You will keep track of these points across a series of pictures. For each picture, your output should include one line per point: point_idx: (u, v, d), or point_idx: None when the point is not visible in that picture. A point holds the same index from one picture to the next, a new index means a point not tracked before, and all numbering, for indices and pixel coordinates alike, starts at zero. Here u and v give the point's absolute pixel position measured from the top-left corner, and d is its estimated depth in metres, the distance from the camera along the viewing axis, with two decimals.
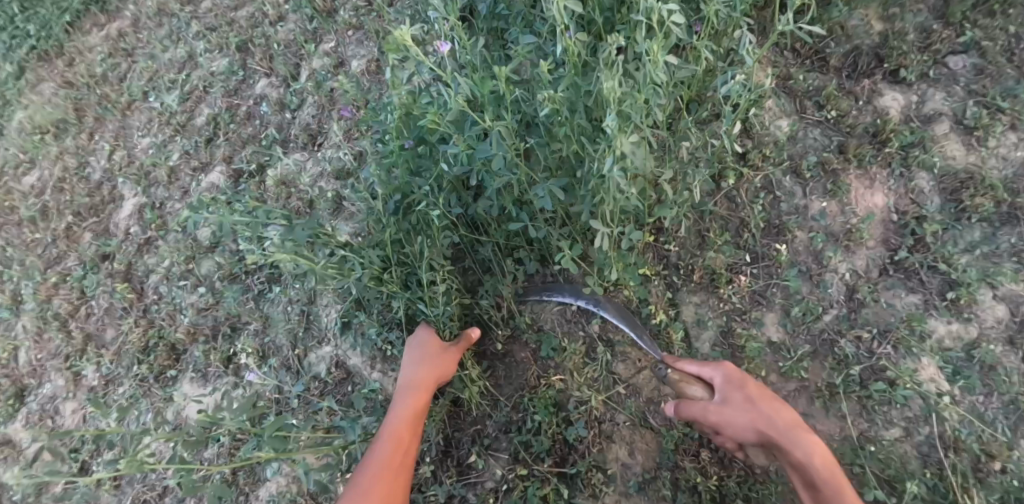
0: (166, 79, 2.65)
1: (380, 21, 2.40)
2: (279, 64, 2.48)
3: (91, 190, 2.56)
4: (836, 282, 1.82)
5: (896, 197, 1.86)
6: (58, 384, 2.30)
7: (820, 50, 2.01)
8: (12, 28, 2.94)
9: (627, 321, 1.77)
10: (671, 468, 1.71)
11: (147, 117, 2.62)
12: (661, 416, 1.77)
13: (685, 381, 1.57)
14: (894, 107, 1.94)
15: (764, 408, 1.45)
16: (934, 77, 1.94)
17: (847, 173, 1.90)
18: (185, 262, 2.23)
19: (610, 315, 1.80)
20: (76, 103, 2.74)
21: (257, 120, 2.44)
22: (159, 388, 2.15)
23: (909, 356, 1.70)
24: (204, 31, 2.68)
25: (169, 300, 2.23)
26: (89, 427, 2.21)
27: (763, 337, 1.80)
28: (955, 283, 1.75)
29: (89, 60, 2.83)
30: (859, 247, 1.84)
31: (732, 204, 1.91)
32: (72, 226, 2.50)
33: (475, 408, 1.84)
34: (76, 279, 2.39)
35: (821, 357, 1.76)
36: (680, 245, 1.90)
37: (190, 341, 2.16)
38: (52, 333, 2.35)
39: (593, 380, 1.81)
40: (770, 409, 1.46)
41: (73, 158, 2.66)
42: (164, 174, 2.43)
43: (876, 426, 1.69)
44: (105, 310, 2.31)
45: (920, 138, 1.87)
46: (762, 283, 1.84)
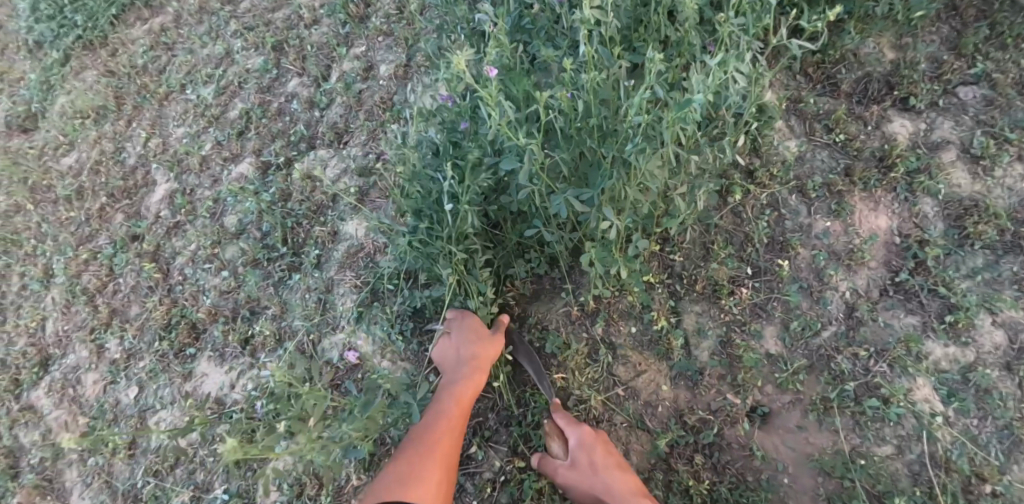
0: (203, 73, 2.78)
1: (409, 29, 2.51)
2: (311, 65, 2.59)
3: (126, 174, 2.68)
4: (836, 300, 1.87)
5: (899, 220, 1.91)
6: (82, 356, 2.40)
7: (832, 75, 2.08)
8: (60, 18, 3.14)
9: (542, 375, 1.85)
10: (664, 470, 1.77)
11: (182, 108, 2.74)
12: (657, 419, 1.83)
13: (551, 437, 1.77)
14: (902, 133, 1.99)
15: (606, 477, 1.59)
16: (943, 106, 2.00)
17: (851, 195, 1.95)
18: (211, 246, 2.34)
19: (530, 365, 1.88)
20: (116, 91, 2.90)
21: (287, 117, 2.54)
22: (177, 364, 2.24)
23: (905, 375, 1.74)
24: (242, 30, 2.82)
25: (192, 282, 2.33)
26: (109, 398, 2.31)
27: (761, 349, 1.84)
28: (954, 307, 1.78)
29: (131, 52, 2.99)
30: (861, 267, 1.89)
31: (738, 219, 1.97)
32: (106, 206, 2.63)
33: (479, 399, 1.91)
34: (105, 257, 2.51)
35: (817, 371, 1.80)
36: (684, 255, 1.96)
37: (209, 321, 2.25)
38: (80, 306, 2.46)
39: (593, 381, 1.87)
40: (613, 479, 1.58)
41: (111, 143, 2.78)
42: (196, 162, 2.53)
43: (868, 441, 1.70)
44: (131, 287, 2.42)
45: (926, 164, 1.92)
46: (762, 296, 1.89)
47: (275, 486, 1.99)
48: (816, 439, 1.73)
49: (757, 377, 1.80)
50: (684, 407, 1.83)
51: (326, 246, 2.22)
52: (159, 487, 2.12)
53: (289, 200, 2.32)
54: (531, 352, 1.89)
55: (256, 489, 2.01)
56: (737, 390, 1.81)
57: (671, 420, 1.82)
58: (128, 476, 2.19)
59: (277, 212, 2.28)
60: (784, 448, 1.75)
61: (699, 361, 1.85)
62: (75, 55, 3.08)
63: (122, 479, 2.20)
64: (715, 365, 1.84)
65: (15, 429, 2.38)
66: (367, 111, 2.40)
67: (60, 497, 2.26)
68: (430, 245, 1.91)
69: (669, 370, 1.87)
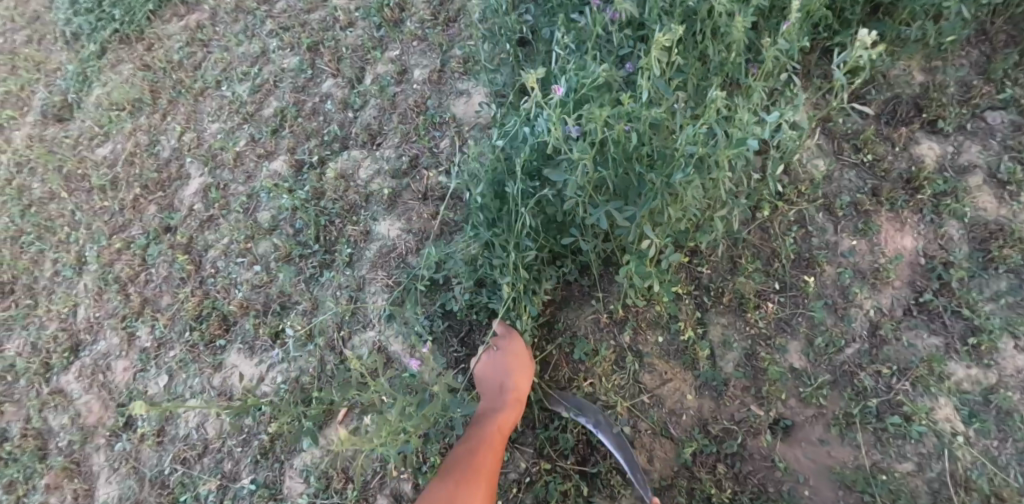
0: (238, 70, 2.81)
1: (445, 35, 2.55)
2: (346, 66, 2.62)
3: (160, 166, 2.72)
4: (861, 317, 1.90)
5: (925, 242, 1.94)
6: (113, 342, 2.45)
7: (862, 95, 2.11)
8: (99, 11, 3.20)
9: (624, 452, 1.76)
10: (688, 478, 1.81)
11: (217, 104, 2.76)
12: (681, 427, 1.87)
13: None
14: (929, 155, 2.02)
15: None
16: (971, 130, 2.03)
17: (878, 215, 1.99)
18: (245, 241, 2.39)
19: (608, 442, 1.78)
20: (152, 85, 2.93)
21: (321, 117, 2.57)
22: (208, 355, 2.29)
23: (926, 394, 1.77)
24: (277, 30, 2.85)
25: (224, 275, 2.38)
26: (138, 385, 2.35)
27: (785, 363, 1.87)
28: (977, 329, 1.81)
29: (167, 47, 3.03)
30: (885, 287, 1.92)
31: (765, 234, 2.01)
32: (140, 197, 2.67)
33: None
34: (139, 246, 2.56)
35: (840, 387, 1.83)
36: (712, 268, 1.99)
37: (240, 314, 2.30)
38: (112, 294, 2.51)
39: (619, 387, 1.91)
40: None
41: (145, 135, 2.82)
42: (230, 157, 2.58)
43: (889, 458, 1.73)
44: (164, 277, 2.47)
45: (953, 188, 1.95)
46: (788, 311, 1.92)
47: (302, 478, 2.03)
48: (838, 453, 1.76)
49: (781, 390, 1.84)
50: (708, 417, 1.86)
51: (358, 245, 2.27)
52: (186, 474, 2.16)
53: (322, 198, 2.37)
54: (609, 426, 1.80)
55: (282, 481, 2.05)
56: (761, 402, 1.84)
57: (695, 429, 1.85)
58: (155, 462, 2.23)
59: (310, 211, 2.34)
60: (805, 460, 1.78)
61: (724, 372, 1.89)
62: (112, 48, 3.13)
63: (149, 465, 2.24)
64: (740, 377, 1.87)
65: (44, 411, 2.42)
66: (402, 114, 2.44)
67: (86, 480, 2.30)
68: (469, 249, 1.99)
69: (694, 380, 1.90)
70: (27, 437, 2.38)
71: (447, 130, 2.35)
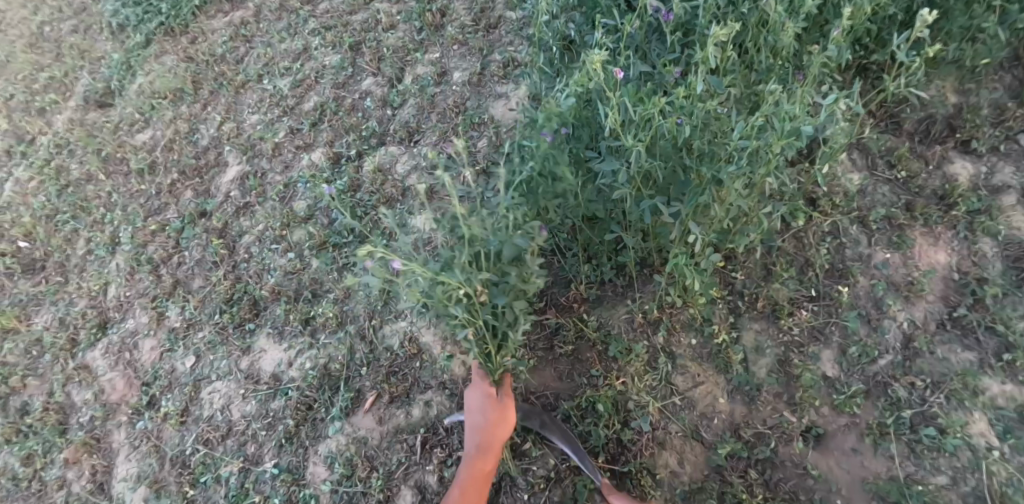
0: (280, 66, 2.86)
1: (486, 40, 2.60)
2: (387, 66, 2.66)
3: (198, 153, 2.77)
4: (894, 329, 1.90)
5: (959, 257, 1.95)
6: (142, 321, 2.47)
7: (895, 114, 2.15)
8: (147, 5, 3.30)
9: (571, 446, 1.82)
10: (719, 481, 1.79)
11: (258, 96, 2.82)
12: (713, 430, 1.86)
13: None
14: (963, 175, 2.04)
15: None
16: (1004, 151, 2.06)
17: (912, 229, 2.00)
18: (281, 229, 2.43)
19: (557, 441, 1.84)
20: (194, 76, 2.99)
21: (359, 113, 2.60)
22: (237, 338, 2.32)
23: (961, 408, 1.76)
24: (320, 29, 2.91)
25: (258, 260, 2.42)
26: (165, 365, 2.37)
27: (818, 371, 1.87)
28: (1011, 346, 1.81)
29: (211, 41, 3.11)
30: (919, 300, 1.92)
31: (800, 244, 2.02)
32: (177, 182, 2.71)
33: (540, 397, 1.97)
34: (174, 230, 2.60)
35: (873, 397, 1.83)
36: (746, 274, 2.01)
37: (272, 299, 2.34)
38: (143, 274, 2.54)
39: (651, 388, 1.91)
40: None
41: (185, 123, 2.87)
42: (269, 147, 2.62)
43: (924, 469, 1.72)
44: (197, 260, 2.51)
45: (986, 206, 1.97)
46: (822, 320, 1.93)
47: (326, 464, 2.02)
48: (872, 464, 1.75)
49: (815, 398, 1.84)
50: (740, 422, 1.86)
51: (393, 237, 2.29)
52: (208, 455, 2.15)
53: (358, 191, 2.41)
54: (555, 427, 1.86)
55: (305, 466, 2.04)
56: (794, 409, 1.84)
57: (727, 433, 1.85)
58: (177, 442, 2.22)
59: (346, 202, 2.38)
60: (840, 470, 1.76)
61: (757, 378, 1.89)
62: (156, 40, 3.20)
63: (170, 445, 2.22)
64: (773, 382, 1.87)
65: (68, 386, 2.43)
66: (441, 113, 2.48)
67: (105, 457, 2.29)
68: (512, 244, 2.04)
69: (727, 384, 1.90)
70: (49, 411, 2.38)
71: (485, 130, 2.39)
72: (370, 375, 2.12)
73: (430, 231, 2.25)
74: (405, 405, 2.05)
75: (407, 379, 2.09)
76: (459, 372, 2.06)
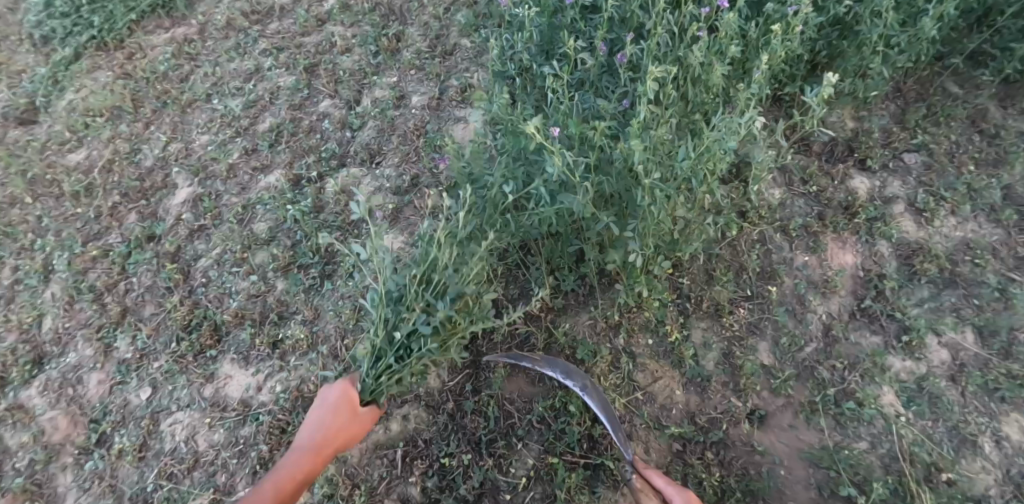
0: (231, 86, 2.86)
1: (442, 66, 2.75)
2: (345, 89, 2.74)
3: (142, 174, 2.69)
4: (816, 320, 2.19)
5: (863, 257, 2.30)
6: (86, 355, 2.34)
7: (804, 138, 2.51)
8: (75, 16, 3.13)
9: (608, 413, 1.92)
10: (681, 465, 1.98)
11: (208, 117, 2.80)
12: (672, 419, 2.04)
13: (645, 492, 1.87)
14: (862, 188, 2.41)
15: None
16: (893, 168, 2.46)
17: (824, 235, 2.32)
18: (241, 251, 2.41)
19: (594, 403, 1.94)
20: (133, 94, 2.90)
21: (317, 134, 2.67)
22: (198, 365, 2.26)
23: (873, 383, 2.08)
24: (272, 49, 2.95)
25: (218, 284, 2.38)
26: (115, 399, 2.25)
27: (757, 360, 2.11)
28: (908, 329, 2.17)
29: (151, 58, 3.03)
30: (834, 295, 2.23)
31: (735, 250, 2.28)
32: (118, 205, 2.62)
33: (516, 403, 2.09)
34: (118, 254, 2.48)
35: (804, 379, 2.09)
36: (691, 279, 2.22)
37: (235, 323, 2.30)
38: (85, 304, 2.41)
39: (615, 386, 2.07)
40: None
41: (126, 143, 2.77)
42: (223, 169, 2.61)
43: (849, 438, 2.00)
44: (147, 287, 2.42)
45: (882, 214, 2.35)
46: (756, 316, 2.18)
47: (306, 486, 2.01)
48: (806, 436, 2.00)
49: (757, 383, 2.07)
50: (695, 410, 2.05)
51: (361, 256, 2.35)
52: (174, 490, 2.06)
53: (322, 212, 2.46)
54: (595, 390, 1.96)
55: None
56: (740, 395, 2.06)
57: (684, 421, 2.04)
58: (136, 479, 2.11)
59: (311, 223, 2.42)
60: (780, 444, 2.00)
61: (707, 370, 2.09)
62: (88, 54, 3.08)
63: (128, 483, 2.11)
64: (720, 373, 2.09)
65: None
66: (401, 135, 2.60)
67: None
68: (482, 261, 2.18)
69: (681, 377, 2.09)
70: None
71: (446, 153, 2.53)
72: None
73: (399, 250, 2.33)
74: (382, 421, 2.10)
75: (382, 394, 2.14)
76: (435, 384, 2.15)
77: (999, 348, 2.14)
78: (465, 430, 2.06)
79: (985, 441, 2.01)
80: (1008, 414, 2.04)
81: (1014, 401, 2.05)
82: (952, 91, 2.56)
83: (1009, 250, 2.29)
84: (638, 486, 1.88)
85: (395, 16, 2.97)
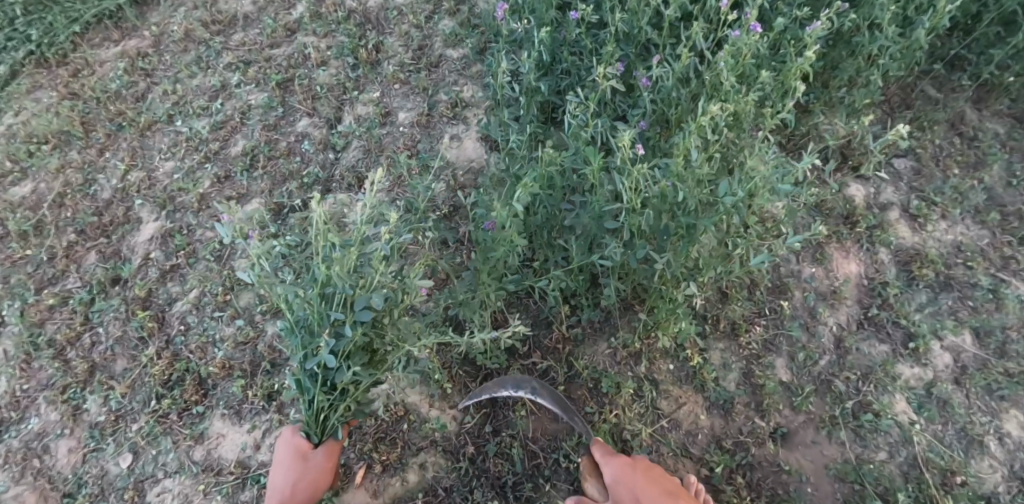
0: (195, 105, 2.61)
1: (429, 80, 2.63)
2: (324, 106, 2.58)
3: (100, 208, 2.43)
4: (827, 332, 2.21)
5: (865, 266, 2.34)
6: (50, 419, 2.08)
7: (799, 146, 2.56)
8: (9, 29, 2.78)
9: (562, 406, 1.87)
10: (711, 491, 1.95)
11: (171, 140, 2.54)
12: (699, 445, 2.00)
13: (588, 476, 1.81)
14: (858, 196, 2.46)
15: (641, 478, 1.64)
16: (885, 174, 2.52)
17: (828, 245, 2.35)
18: (222, 293, 2.21)
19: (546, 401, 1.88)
20: (82, 116, 2.61)
21: (298, 157, 2.49)
22: (184, 424, 2.06)
23: (885, 392, 2.11)
24: (238, 63, 2.74)
25: (198, 332, 2.16)
26: (91, 468, 2.01)
27: (776, 378, 2.10)
28: (913, 336, 2.22)
29: (100, 75, 2.74)
30: (842, 305, 2.26)
31: (744, 266, 2.27)
32: (74, 244, 2.35)
33: (541, 440, 1.99)
34: (80, 302, 2.23)
35: (822, 394, 2.09)
36: (706, 298, 2.19)
37: (222, 375, 2.11)
38: (45, 361, 2.16)
39: (641, 415, 2.01)
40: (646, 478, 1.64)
41: (77, 174, 2.49)
42: (194, 200, 2.39)
43: (869, 450, 2.02)
44: (116, 339, 2.18)
45: (879, 221, 2.40)
46: (771, 332, 2.17)
47: None
48: (829, 451, 2.01)
49: (777, 402, 2.05)
50: (720, 434, 2.02)
51: None
52: None
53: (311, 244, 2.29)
54: (545, 388, 1.90)
55: None
56: (763, 414, 2.04)
57: (711, 446, 2.00)
58: None
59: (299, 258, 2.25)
60: (805, 462, 2.00)
61: (729, 392, 2.05)
62: (26, 71, 2.74)
63: None
64: (742, 393, 2.05)
65: None
66: (391, 156, 2.45)
67: None
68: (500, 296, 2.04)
69: (704, 401, 2.05)
70: None
71: (441, 175, 2.41)
72: (354, 446, 2.00)
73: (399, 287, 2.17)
74: (398, 472, 1.96)
75: (394, 443, 1.99)
76: (451, 428, 2.01)
77: (995, 347, 2.24)
78: (488, 475, 1.94)
79: (991, 439, 2.10)
80: (1008, 411, 2.14)
81: (1013, 398, 2.16)
82: (931, 95, 2.63)
83: (996, 251, 2.40)
84: (583, 469, 1.83)
85: (372, 24, 2.84)
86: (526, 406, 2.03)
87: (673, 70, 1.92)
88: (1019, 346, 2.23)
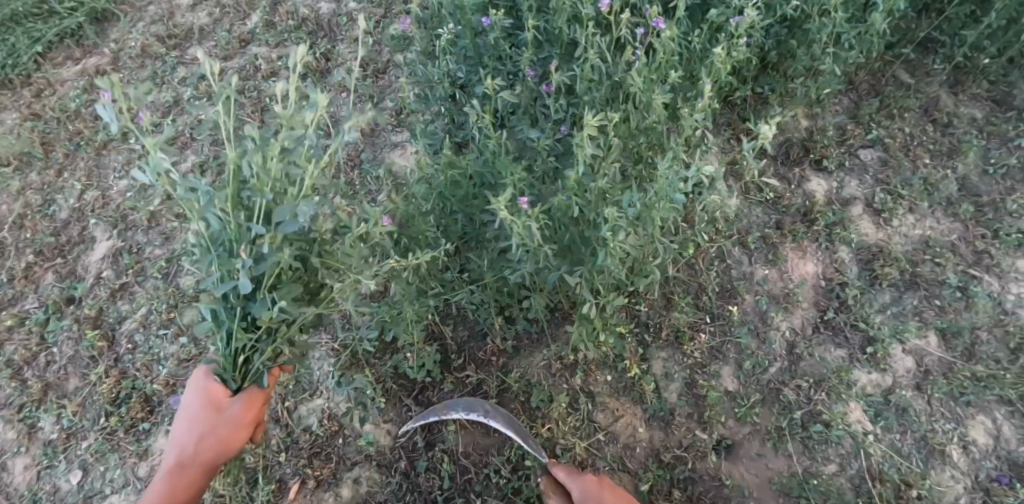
0: (148, 122, 2.63)
1: (376, 87, 2.60)
2: (271, 118, 2.57)
3: (57, 228, 2.48)
4: (779, 338, 2.11)
5: (824, 267, 2.23)
6: (7, 438, 2.15)
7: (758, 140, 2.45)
8: None
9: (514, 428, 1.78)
10: None
11: (125, 158, 2.58)
12: (637, 459, 1.93)
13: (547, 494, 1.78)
14: (819, 191, 2.36)
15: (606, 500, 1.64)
16: (849, 166, 2.41)
17: (783, 245, 2.25)
18: (167, 311, 2.23)
19: (500, 426, 1.79)
20: (42, 137, 2.67)
21: (246, 171, 2.50)
22: (131, 441, 2.10)
23: (839, 401, 2.01)
24: (192, 77, 2.75)
25: (144, 351, 2.20)
26: (43, 485, 2.08)
27: (720, 388, 2.01)
28: (872, 340, 2.12)
29: (60, 94, 2.79)
30: (796, 308, 2.15)
31: (692, 270, 2.18)
32: (32, 265, 2.41)
33: (473, 454, 1.97)
34: (36, 323, 2.30)
35: (769, 403, 2.00)
36: (649, 305, 2.11)
37: (167, 392, 2.14)
38: (3, 381, 2.23)
39: (575, 429, 1.95)
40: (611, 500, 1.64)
41: (37, 195, 2.55)
42: (144, 218, 2.42)
43: (817, 462, 1.93)
44: (69, 358, 2.24)
45: (840, 218, 2.29)
46: (718, 340, 2.08)
47: None
48: (774, 464, 1.92)
49: (720, 413, 1.97)
50: (659, 447, 1.94)
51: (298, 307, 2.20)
52: None
53: None
54: (498, 412, 1.81)
55: None
56: (705, 426, 1.95)
57: (649, 460, 1.93)
58: None
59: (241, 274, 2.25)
60: (749, 475, 1.92)
61: (669, 403, 1.98)
62: None
63: None
64: (683, 405, 1.97)
65: None
66: (334, 167, 2.43)
67: None
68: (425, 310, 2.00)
69: (643, 413, 1.98)
70: None
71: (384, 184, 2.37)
72: (290, 462, 2.00)
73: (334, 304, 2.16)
74: (332, 487, 1.96)
75: (328, 459, 1.99)
76: (385, 442, 2.00)
77: (962, 349, 2.13)
78: (419, 491, 1.93)
79: (954, 448, 1.99)
80: (975, 417, 2.04)
81: (979, 404, 2.05)
82: (904, 80, 2.53)
83: (967, 246, 2.28)
84: (541, 487, 1.80)
85: (324, 31, 2.82)
86: (458, 420, 2.00)
87: (588, 73, 1.84)
88: (986, 348, 2.12)
